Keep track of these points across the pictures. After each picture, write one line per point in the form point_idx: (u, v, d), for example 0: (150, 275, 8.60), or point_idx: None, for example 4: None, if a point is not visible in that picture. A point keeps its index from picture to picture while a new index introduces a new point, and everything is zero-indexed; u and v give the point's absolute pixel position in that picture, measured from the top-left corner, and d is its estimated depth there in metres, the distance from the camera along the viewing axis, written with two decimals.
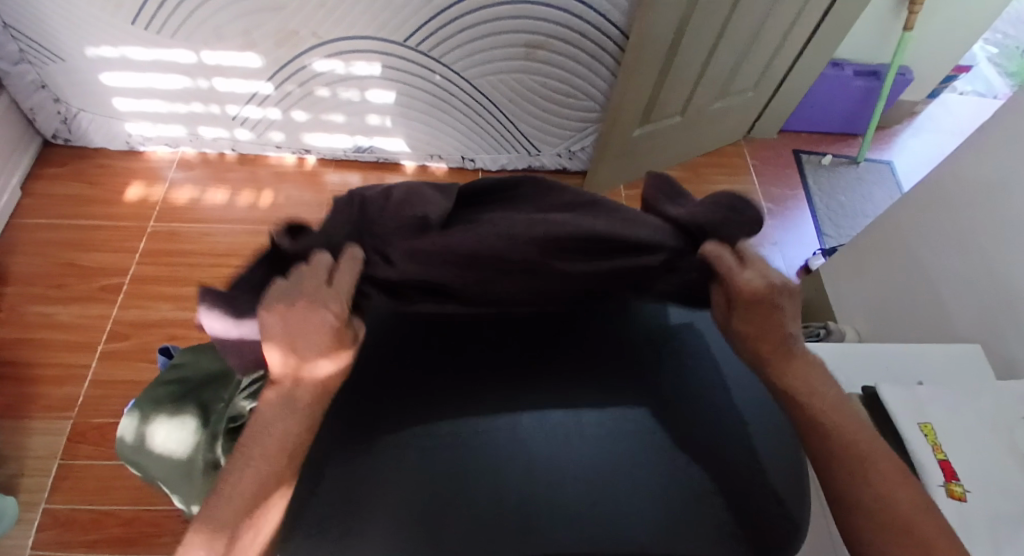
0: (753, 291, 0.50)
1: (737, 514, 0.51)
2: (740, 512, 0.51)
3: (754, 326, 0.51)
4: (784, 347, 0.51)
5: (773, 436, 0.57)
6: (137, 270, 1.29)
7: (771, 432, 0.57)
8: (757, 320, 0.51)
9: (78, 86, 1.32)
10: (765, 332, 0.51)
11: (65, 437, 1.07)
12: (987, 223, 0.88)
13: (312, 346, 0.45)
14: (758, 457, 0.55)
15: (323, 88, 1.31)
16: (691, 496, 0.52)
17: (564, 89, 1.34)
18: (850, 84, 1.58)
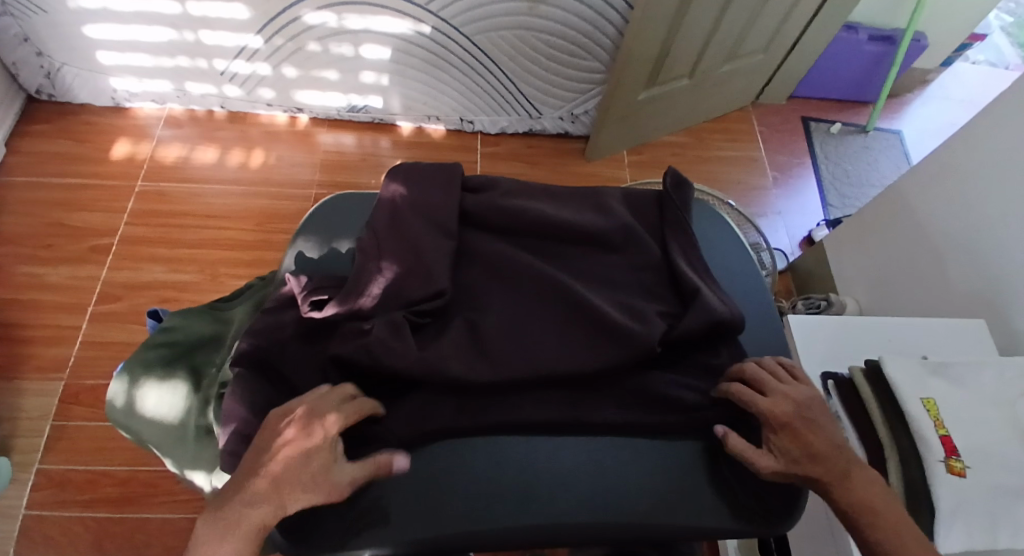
0: (780, 417, 0.53)
1: (713, 498, 0.55)
2: (721, 491, 0.56)
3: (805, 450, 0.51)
4: (842, 465, 0.51)
5: None
6: (127, 231, 1.26)
7: None
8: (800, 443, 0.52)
9: (60, 39, 1.26)
10: (817, 449, 0.51)
11: (58, 399, 1.06)
12: (997, 198, 0.85)
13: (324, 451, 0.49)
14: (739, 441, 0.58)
15: (315, 42, 1.25)
16: (674, 483, 0.55)
17: (568, 48, 1.28)
18: (863, 48, 1.52)
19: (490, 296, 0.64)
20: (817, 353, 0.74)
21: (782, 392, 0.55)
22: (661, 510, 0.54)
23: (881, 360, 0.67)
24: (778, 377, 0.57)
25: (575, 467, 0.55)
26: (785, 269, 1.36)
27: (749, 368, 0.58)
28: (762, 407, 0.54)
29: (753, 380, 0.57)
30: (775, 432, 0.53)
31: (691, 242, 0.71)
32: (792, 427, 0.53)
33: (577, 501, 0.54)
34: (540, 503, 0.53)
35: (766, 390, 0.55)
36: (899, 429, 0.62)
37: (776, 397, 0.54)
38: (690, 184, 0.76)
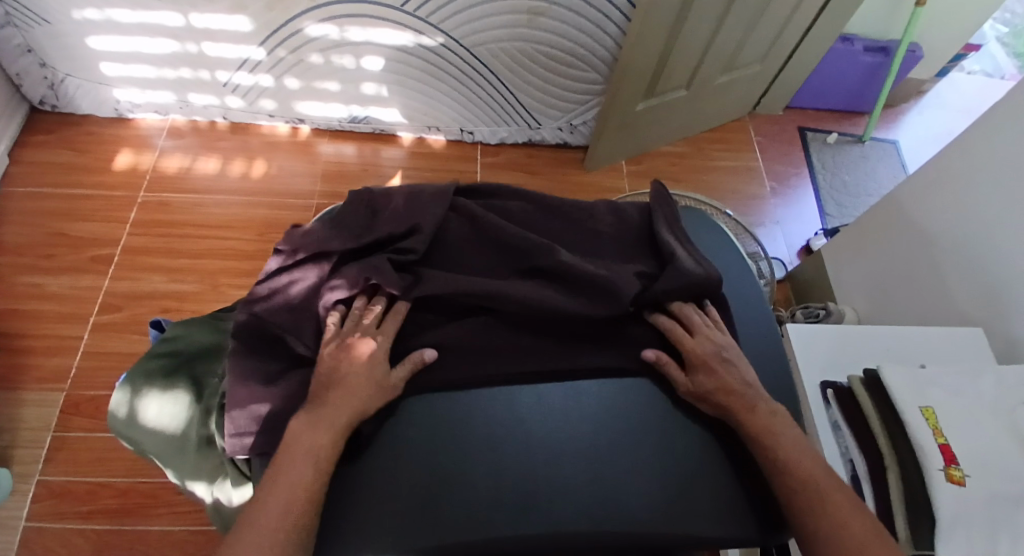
0: (702, 353, 0.62)
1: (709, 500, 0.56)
2: (716, 492, 0.56)
3: (716, 382, 0.60)
4: (746, 400, 0.59)
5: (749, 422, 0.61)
6: (128, 241, 1.26)
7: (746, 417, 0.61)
8: (712, 376, 0.60)
9: (64, 50, 1.27)
10: (725, 385, 0.60)
11: (58, 409, 1.06)
12: (993, 207, 0.86)
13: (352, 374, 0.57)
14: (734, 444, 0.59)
15: (316, 54, 1.27)
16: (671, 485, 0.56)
17: (566, 59, 1.30)
18: (858, 59, 1.54)
19: (482, 263, 0.69)
20: (816, 361, 0.75)
21: (707, 337, 0.64)
22: (658, 511, 0.54)
23: (880, 371, 0.68)
24: (710, 326, 0.66)
25: (575, 477, 0.55)
26: (783, 278, 1.37)
27: (683, 310, 0.67)
28: (688, 345, 0.63)
29: (685, 324, 0.66)
30: (695, 370, 0.61)
31: (671, 226, 0.76)
32: (713, 363, 0.61)
33: (572, 501, 0.54)
34: (539, 511, 0.53)
35: (694, 334, 0.64)
36: (899, 438, 0.62)
37: (700, 338, 0.63)
38: (671, 195, 0.81)
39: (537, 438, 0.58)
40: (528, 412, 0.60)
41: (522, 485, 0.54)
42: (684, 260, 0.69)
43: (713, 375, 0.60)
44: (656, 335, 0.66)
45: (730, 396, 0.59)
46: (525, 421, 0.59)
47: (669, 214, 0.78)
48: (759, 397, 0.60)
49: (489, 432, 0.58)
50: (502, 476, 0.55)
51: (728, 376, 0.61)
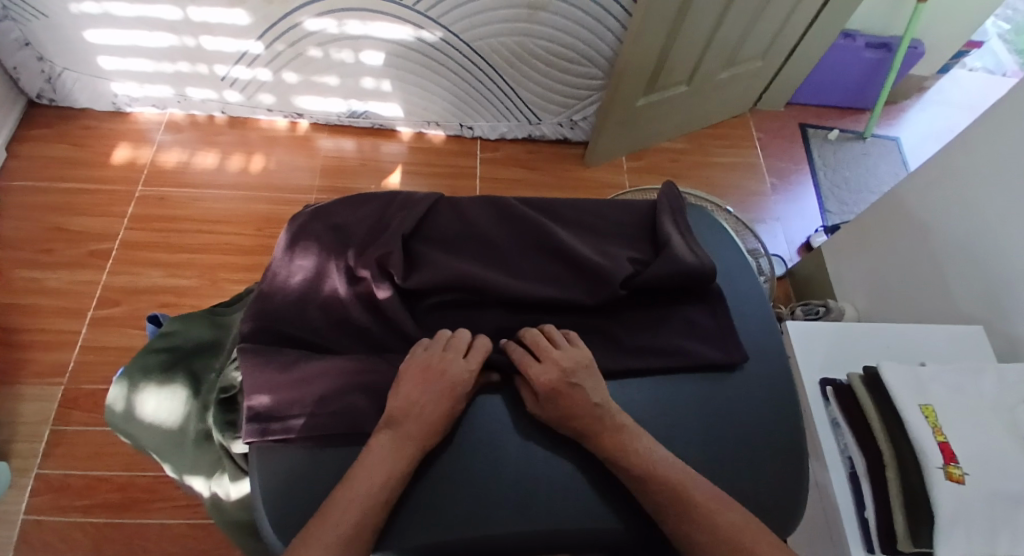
0: (545, 381, 0.56)
1: None
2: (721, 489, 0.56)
3: (563, 410, 0.55)
4: (601, 421, 0.55)
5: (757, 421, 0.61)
6: (126, 236, 1.26)
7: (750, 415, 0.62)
8: (563, 405, 0.55)
9: (62, 44, 1.27)
10: (569, 414, 0.55)
11: (56, 403, 1.06)
12: (994, 204, 0.86)
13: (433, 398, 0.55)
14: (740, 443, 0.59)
15: (315, 48, 1.26)
16: None
17: (567, 54, 1.29)
18: (860, 55, 1.54)
19: (479, 248, 0.71)
20: (816, 358, 0.75)
21: (554, 359, 0.58)
22: (661, 509, 0.54)
23: (880, 368, 0.67)
24: (556, 344, 0.60)
25: (575, 471, 0.55)
26: (783, 275, 1.37)
27: (529, 334, 0.61)
28: (531, 373, 0.57)
29: (532, 347, 0.60)
30: (541, 398, 0.56)
31: (679, 218, 0.76)
32: (561, 392, 0.56)
33: (577, 499, 0.54)
34: (540, 504, 0.53)
35: (540, 356, 0.58)
36: (898, 435, 0.62)
37: (546, 362, 0.57)
38: (677, 194, 0.80)
39: (537, 433, 0.57)
40: (527, 408, 0.59)
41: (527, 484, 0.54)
42: (678, 247, 0.69)
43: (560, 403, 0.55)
44: (645, 317, 0.67)
45: (578, 423, 0.54)
46: (525, 416, 0.59)
47: (673, 209, 0.77)
48: (621, 423, 0.55)
49: (489, 427, 0.57)
50: (503, 471, 0.55)
51: (579, 402, 0.55)
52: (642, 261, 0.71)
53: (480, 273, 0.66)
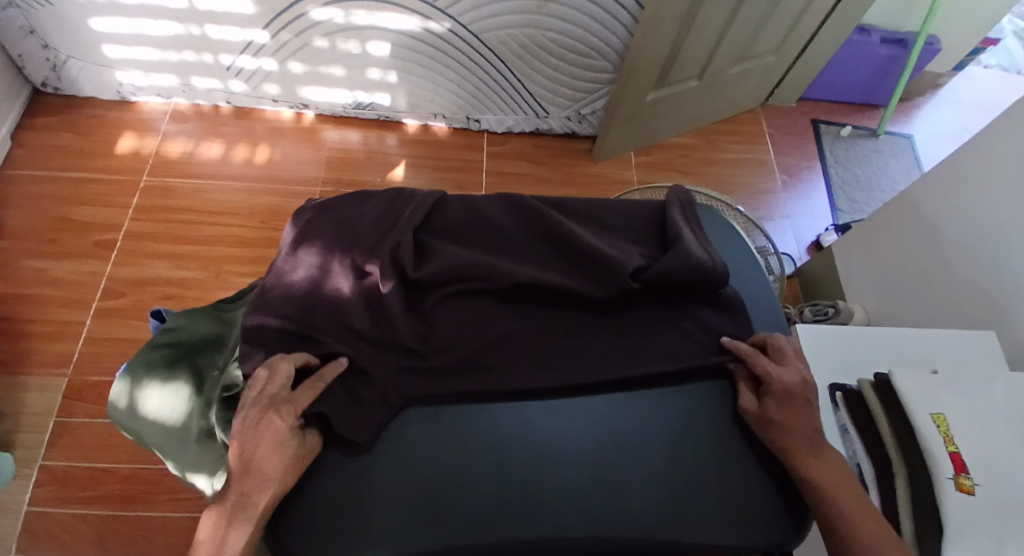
0: (785, 380, 0.57)
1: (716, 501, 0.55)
2: (725, 494, 0.55)
3: (787, 416, 0.55)
4: (816, 441, 0.54)
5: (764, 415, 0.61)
6: (130, 226, 1.25)
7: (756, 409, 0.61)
8: (790, 408, 0.55)
9: (66, 32, 1.26)
10: (791, 421, 0.55)
11: (61, 394, 1.06)
12: (1011, 207, 0.84)
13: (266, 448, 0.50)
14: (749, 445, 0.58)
15: (321, 39, 1.24)
16: (680, 485, 0.55)
17: (576, 47, 1.27)
18: (875, 50, 1.51)
19: (489, 238, 0.70)
20: (825, 363, 0.73)
21: (797, 368, 0.59)
22: (661, 512, 0.53)
23: (892, 375, 0.66)
24: (798, 356, 0.60)
25: (579, 478, 0.55)
26: (792, 274, 1.35)
27: (774, 338, 0.62)
28: (771, 373, 0.58)
29: (773, 353, 0.61)
30: (773, 397, 0.57)
31: (693, 214, 0.75)
32: (794, 394, 0.56)
33: (576, 499, 0.53)
34: (541, 505, 0.53)
35: (782, 362, 0.59)
36: (908, 443, 0.61)
37: (789, 367, 0.59)
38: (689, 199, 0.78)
39: (541, 439, 0.57)
40: (532, 413, 0.58)
41: (526, 482, 0.54)
42: (691, 243, 0.68)
43: (787, 407, 0.56)
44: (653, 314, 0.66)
45: (793, 434, 0.54)
46: (528, 421, 0.58)
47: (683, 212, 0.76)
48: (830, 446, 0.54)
49: (491, 432, 0.57)
50: (506, 475, 0.54)
51: (807, 412, 0.56)
52: (651, 250, 0.71)
53: (489, 261, 0.65)
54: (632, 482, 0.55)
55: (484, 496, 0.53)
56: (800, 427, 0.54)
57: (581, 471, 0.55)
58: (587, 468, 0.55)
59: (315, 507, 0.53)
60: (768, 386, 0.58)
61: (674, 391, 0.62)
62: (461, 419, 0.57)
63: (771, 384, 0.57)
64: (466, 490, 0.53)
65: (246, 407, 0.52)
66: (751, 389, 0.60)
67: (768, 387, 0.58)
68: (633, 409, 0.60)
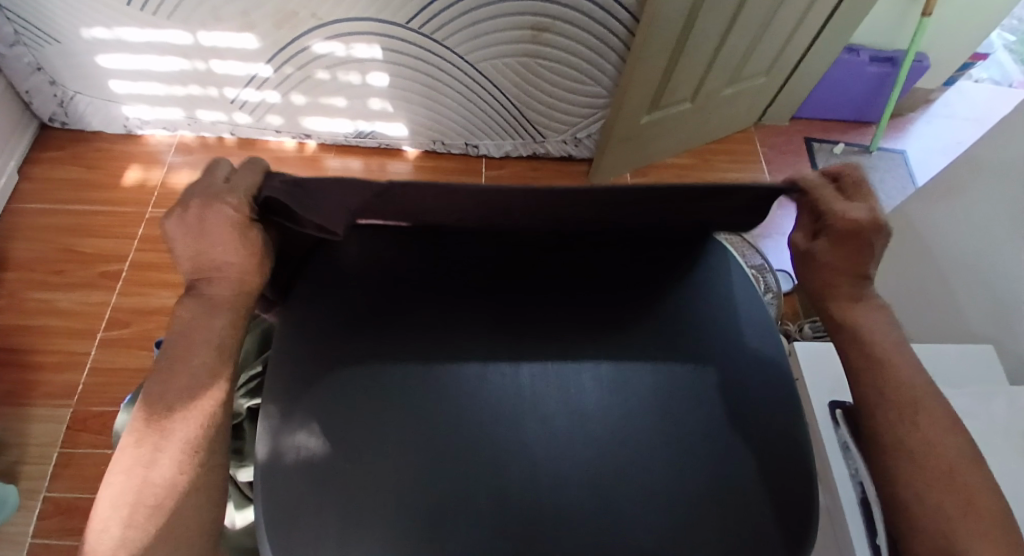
0: (859, 217, 0.49)
1: (728, 515, 0.50)
2: (738, 506, 0.51)
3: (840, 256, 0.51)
4: (857, 288, 0.53)
5: (769, 409, 0.57)
6: (136, 256, 1.27)
7: (756, 404, 0.57)
8: (851, 247, 0.50)
9: (74, 68, 1.29)
10: (841, 262, 0.52)
11: (66, 425, 1.07)
12: (1003, 221, 0.85)
13: (217, 242, 0.48)
14: (758, 447, 0.54)
15: (323, 71, 1.28)
16: (691, 501, 0.51)
17: (571, 74, 1.30)
18: (864, 69, 1.54)
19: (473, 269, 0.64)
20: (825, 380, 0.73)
21: (872, 202, 0.50)
22: (667, 534, 0.49)
23: None
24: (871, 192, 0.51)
25: (582, 502, 0.50)
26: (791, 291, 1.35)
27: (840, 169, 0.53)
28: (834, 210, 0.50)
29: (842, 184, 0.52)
30: (826, 236, 0.51)
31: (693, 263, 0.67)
32: (863, 234, 0.49)
33: (580, 516, 0.49)
34: (545, 535, 0.48)
35: (854, 195, 0.51)
36: None
37: (858, 202, 0.50)
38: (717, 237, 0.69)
39: (541, 461, 0.53)
40: (532, 438, 0.54)
41: (521, 500, 0.50)
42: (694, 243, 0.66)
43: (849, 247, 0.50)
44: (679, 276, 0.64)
45: (838, 274, 0.52)
46: (529, 440, 0.54)
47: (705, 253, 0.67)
48: (871, 288, 0.53)
49: (487, 451, 0.53)
50: (507, 499, 0.50)
51: (869, 252, 0.50)
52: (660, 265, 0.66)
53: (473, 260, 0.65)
54: (632, 498, 0.50)
55: (474, 521, 0.49)
56: (858, 258, 0.51)
57: (578, 490, 0.51)
58: (584, 489, 0.51)
59: (300, 519, 0.48)
60: (830, 225, 0.50)
61: (686, 403, 0.56)
62: (442, 428, 0.53)
63: (835, 223, 0.50)
64: (452, 509, 0.49)
65: (184, 198, 0.48)
66: (802, 221, 0.54)
67: (824, 229, 0.51)
68: (643, 422, 0.55)
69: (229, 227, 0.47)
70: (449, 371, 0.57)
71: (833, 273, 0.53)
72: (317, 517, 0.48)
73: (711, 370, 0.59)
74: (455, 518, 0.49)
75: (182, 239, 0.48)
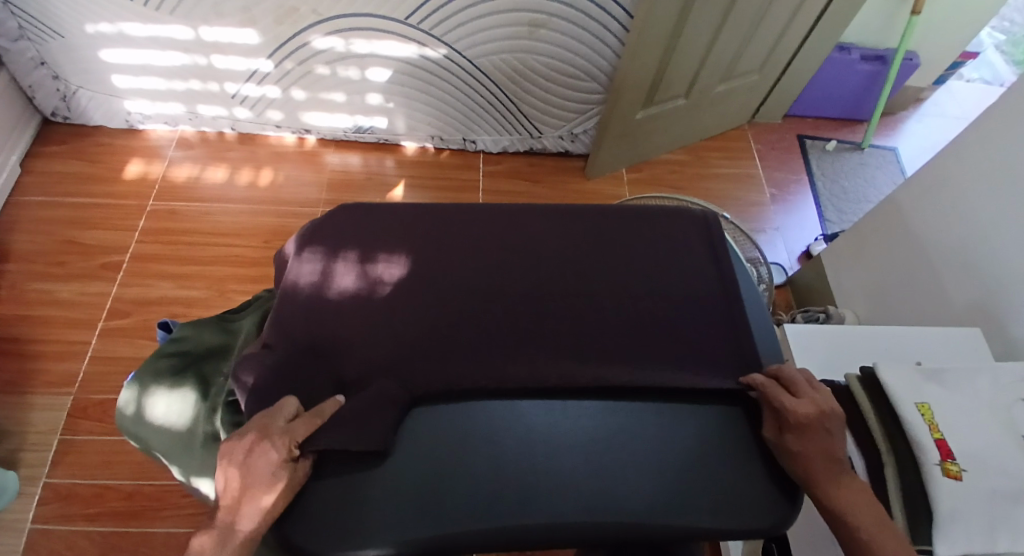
0: (803, 413, 0.51)
1: (719, 483, 0.51)
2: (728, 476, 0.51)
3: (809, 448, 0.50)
4: (836, 472, 0.50)
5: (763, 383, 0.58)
6: (137, 248, 1.29)
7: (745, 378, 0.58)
8: (814, 441, 0.50)
9: (78, 63, 1.31)
10: (813, 451, 0.50)
11: (66, 413, 1.08)
12: (988, 210, 0.87)
13: (256, 472, 0.47)
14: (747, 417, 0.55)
15: (323, 66, 1.30)
16: (681, 468, 0.51)
17: (567, 70, 1.32)
18: (856, 68, 1.56)
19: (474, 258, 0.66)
20: (815, 361, 0.75)
21: (813, 398, 0.53)
22: (659, 500, 0.49)
23: (878, 368, 0.68)
24: (813, 386, 0.55)
25: (577, 468, 0.51)
26: (784, 283, 1.38)
27: (784, 370, 0.57)
28: (786, 405, 0.52)
29: (785, 383, 0.56)
30: (792, 430, 0.51)
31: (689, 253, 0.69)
32: (812, 427, 0.51)
33: (571, 484, 0.50)
34: (538, 501, 0.49)
35: (796, 392, 0.54)
36: (898, 438, 0.62)
37: (804, 399, 0.53)
38: (715, 210, 0.74)
39: (537, 429, 0.53)
40: (528, 406, 0.55)
41: (515, 469, 0.50)
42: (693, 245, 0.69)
43: (811, 441, 0.51)
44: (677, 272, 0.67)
45: (816, 466, 0.49)
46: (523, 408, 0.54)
47: (702, 226, 0.71)
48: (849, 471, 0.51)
49: (485, 419, 0.53)
50: (502, 464, 0.51)
51: (826, 439, 0.51)
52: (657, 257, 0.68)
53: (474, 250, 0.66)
54: (625, 467, 0.51)
55: (467, 492, 0.49)
56: (821, 441, 0.51)
57: (571, 460, 0.51)
58: (577, 456, 0.51)
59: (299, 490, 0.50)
60: (787, 418, 0.51)
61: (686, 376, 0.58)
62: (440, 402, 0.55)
63: (789, 415, 0.51)
64: (445, 480, 0.50)
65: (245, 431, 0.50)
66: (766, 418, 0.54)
67: (784, 420, 0.52)
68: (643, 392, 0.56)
69: (269, 470, 0.48)
70: (462, 334, 0.59)
71: (812, 468, 0.50)
72: (315, 487, 0.49)
73: (716, 341, 0.61)
74: (449, 489, 0.49)
75: (228, 471, 0.49)
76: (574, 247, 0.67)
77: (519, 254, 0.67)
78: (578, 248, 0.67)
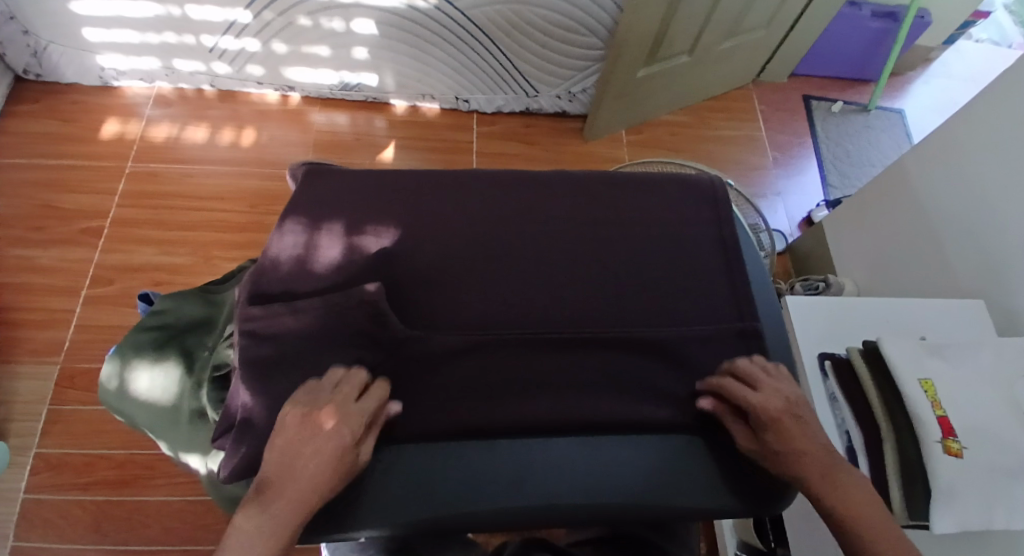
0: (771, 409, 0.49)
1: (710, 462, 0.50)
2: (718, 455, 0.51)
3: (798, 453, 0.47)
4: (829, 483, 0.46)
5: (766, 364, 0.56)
6: (117, 213, 1.24)
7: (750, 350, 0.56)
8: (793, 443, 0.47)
9: (44, 15, 1.23)
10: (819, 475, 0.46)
11: (53, 382, 1.06)
12: (997, 176, 0.84)
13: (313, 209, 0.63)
14: None
15: (305, 18, 1.22)
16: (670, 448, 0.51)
17: (565, 23, 1.25)
18: (866, 24, 1.50)
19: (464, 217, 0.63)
20: (815, 334, 0.73)
21: (770, 386, 0.51)
22: (641, 470, 0.49)
23: (881, 343, 0.66)
24: (769, 373, 0.53)
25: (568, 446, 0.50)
26: (784, 250, 1.36)
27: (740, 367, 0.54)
28: (751, 402, 0.50)
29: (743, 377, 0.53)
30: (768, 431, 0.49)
31: (690, 217, 0.66)
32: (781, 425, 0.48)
33: (560, 464, 0.49)
34: (530, 478, 0.48)
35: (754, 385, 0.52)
36: (899, 414, 0.61)
37: (765, 392, 0.51)
38: (718, 176, 0.70)
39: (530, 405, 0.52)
40: (521, 384, 0.53)
41: (504, 445, 0.50)
42: (695, 207, 0.66)
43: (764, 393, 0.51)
44: (678, 237, 0.64)
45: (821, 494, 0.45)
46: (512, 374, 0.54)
47: (705, 192, 0.68)
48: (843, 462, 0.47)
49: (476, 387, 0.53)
50: (495, 447, 0.50)
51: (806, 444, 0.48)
52: (658, 221, 0.65)
53: (463, 209, 0.63)
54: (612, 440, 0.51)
55: (458, 473, 0.48)
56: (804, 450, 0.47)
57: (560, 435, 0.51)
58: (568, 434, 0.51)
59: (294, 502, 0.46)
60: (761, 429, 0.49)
61: (674, 344, 0.57)
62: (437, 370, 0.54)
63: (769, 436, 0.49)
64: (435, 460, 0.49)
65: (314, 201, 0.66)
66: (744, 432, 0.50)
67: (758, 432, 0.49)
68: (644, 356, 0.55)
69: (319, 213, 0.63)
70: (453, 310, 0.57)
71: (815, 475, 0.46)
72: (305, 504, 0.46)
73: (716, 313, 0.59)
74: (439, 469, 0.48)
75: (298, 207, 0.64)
76: (572, 213, 0.64)
77: (514, 218, 0.63)
78: (574, 214, 0.64)
